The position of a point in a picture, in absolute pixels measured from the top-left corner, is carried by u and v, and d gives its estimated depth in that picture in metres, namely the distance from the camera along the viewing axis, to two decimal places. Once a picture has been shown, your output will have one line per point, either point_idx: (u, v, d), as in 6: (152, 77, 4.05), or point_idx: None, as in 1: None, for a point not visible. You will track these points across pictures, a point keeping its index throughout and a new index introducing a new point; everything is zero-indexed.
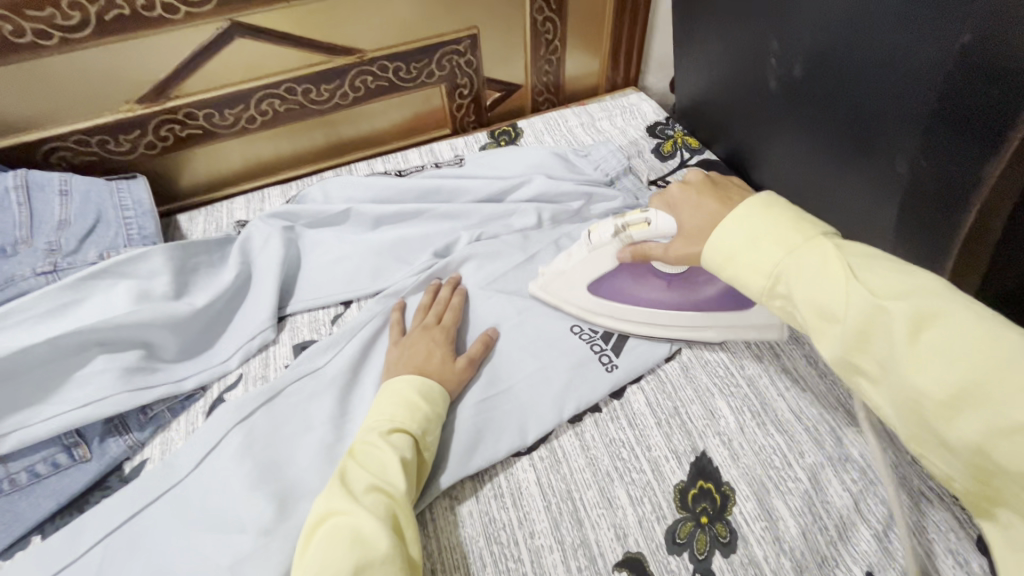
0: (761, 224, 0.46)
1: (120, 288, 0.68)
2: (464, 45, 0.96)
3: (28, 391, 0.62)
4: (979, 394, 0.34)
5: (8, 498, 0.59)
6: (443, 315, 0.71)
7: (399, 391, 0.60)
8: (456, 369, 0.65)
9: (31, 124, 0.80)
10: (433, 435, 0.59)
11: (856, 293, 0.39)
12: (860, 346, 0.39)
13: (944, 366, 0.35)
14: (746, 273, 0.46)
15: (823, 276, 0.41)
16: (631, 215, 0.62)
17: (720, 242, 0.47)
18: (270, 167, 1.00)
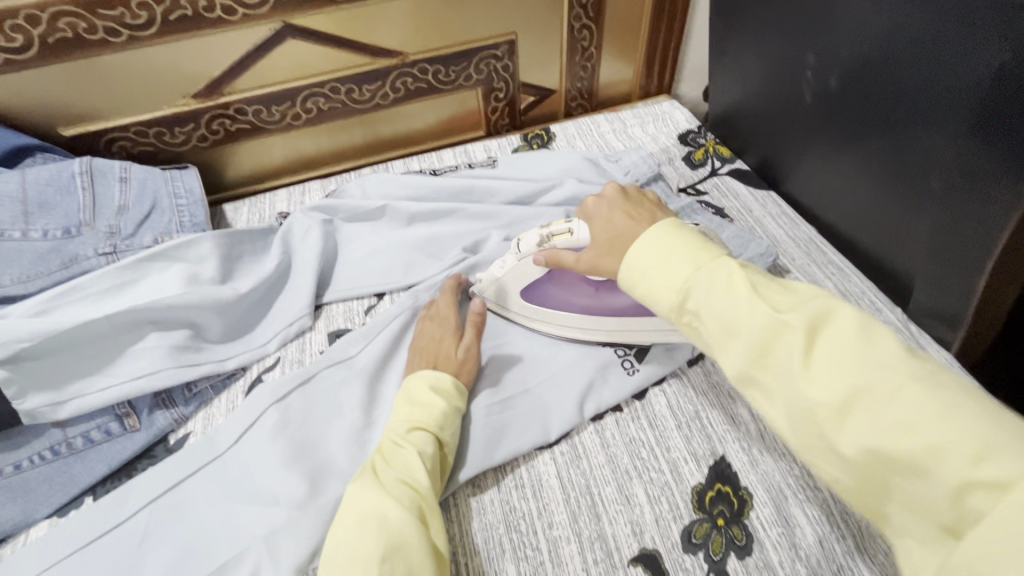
0: (667, 246, 0.49)
1: (172, 271, 0.73)
2: (502, 50, 0.99)
3: (85, 363, 0.66)
4: (860, 391, 0.37)
5: (65, 460, 0.64)
6: (441, 306, 0.74)
7: (411, 391, 0.63)
8: (464, 362, 0.68)
9: (98, 115, 0.85)
10: (452, 431, 0.61)
11: (756, 306, 0.42)
12: (752, 360, 0.42)
13: (833, 369, 0.38)
14: (656, 292, 0.48)
15: (726, 293, 0.44)
16: (556, 226, 0.66)
17: (634, 260, 0.50)
18: (311, 161, 1.04)
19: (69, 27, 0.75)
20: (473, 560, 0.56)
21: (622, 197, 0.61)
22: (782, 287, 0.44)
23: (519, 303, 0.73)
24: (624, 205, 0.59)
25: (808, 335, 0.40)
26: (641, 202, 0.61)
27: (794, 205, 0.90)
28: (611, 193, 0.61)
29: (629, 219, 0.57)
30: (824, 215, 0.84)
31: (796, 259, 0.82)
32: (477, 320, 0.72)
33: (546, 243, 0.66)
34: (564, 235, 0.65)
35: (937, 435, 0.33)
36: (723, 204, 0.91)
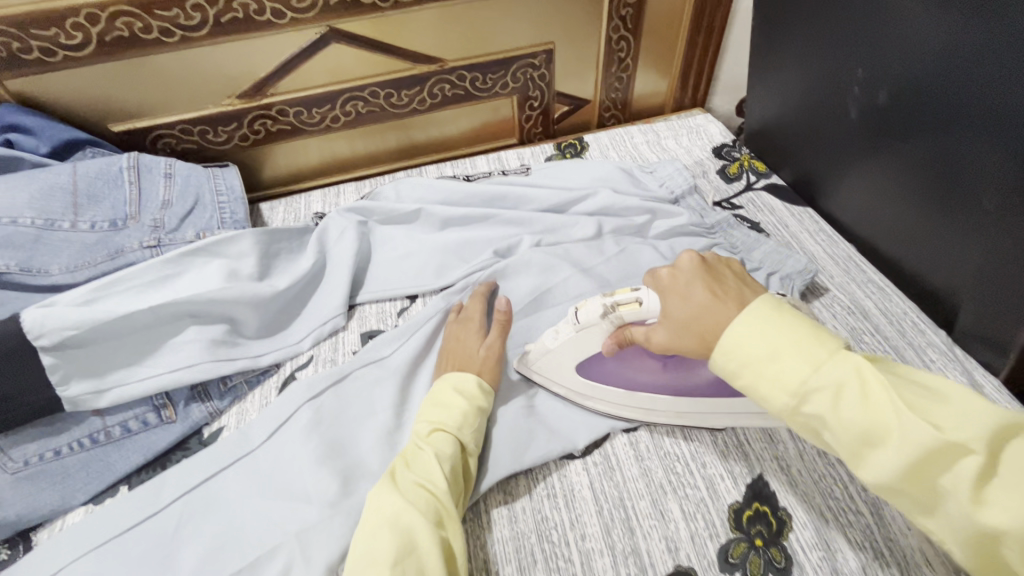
0: (768, 335, 0.44)
1: (213, 266, 0.74)
2: (539, 59, 0.99)
3: (127, 353, 0.67)
4: (993, 468, 0.37)
5: (103, 448, 0.65)
6: (470, 309, 0.74)
7: (436, 394, 0.63)
8: (489, 363, 0.68)
9: (146, 112, 0.88)
10: (472, 431, 0.60)
11: (877, 398, 0.40)
12: (869, 455, 0.40)
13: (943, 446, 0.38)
14: (768, 389, 0.43)
15: (841, 393, 0.41)
16: (621, 294, 0.58)
17: (731, 348, 0.45)
18: (346, 164, 1.05)
19: (126, 26, 0.78)
20: (505, 568, 0.56)
21: (704, 271, 0.52)
22: (911, 388, 0.41)
23: (577, 380, 0.65)
24: (706, 280, 0.51)
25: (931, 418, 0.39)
26: (723, 272, 0.52)
27: (831, 222, 0.88)
28: (689, 265, 0.53)
29: (714, 295, 0.49)
30: (865, 233, 0.82)
31: (835, 276, 0.80)
32: (501, 318, 0.72)
33: (609, 315, 0.59)
34: (632, 306, 0.57)
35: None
36: (758, 219, 0.90)
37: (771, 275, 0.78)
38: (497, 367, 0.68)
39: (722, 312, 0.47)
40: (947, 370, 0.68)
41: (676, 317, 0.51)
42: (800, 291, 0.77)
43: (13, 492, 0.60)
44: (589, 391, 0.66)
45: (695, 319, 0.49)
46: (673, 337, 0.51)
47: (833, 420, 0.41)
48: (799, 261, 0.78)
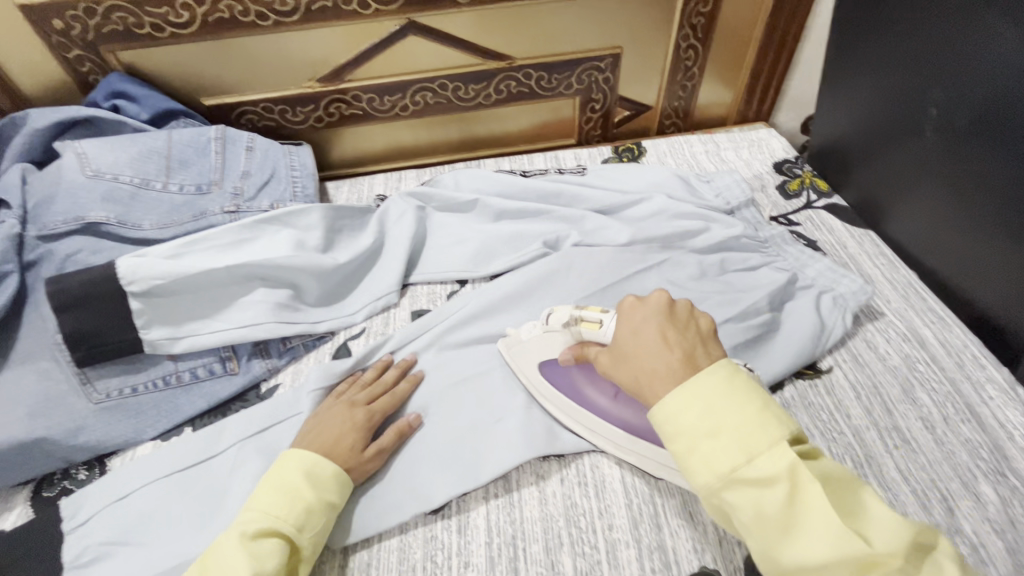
0: (710, 406, 0.44)
1: (284, 235, 0.79)
2: (606, 62, 1.01)
3: (203, 307, 0.72)
4: (897, 573, 0.38)
5: (173, 390, 0.71)
6: (376, 398, 0.67)
7: (285, 476, 0.55)
8: (362, 461, 0.60)
9: (235, 89, 0.95)
10: (312, 534, 0.53)
11: (804, 491, 0.40)
12: (787, 540, 0.40)
13: (849, 538, 0.38)
14: (696, 467, 0.43)
15: (767, 489, 0.40)
16: (589, 311, 0.58)
17: (666, 408, 0.45)
18: (409, 151, 1.10)
19: (227, 9, 0.84)
20: (532, 546, 0.58)
21: (665, 315, 0.50)
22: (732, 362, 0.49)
23: (538, 379, 0.67)
24: (663, 322, 0.50)
25: (844, 515, 0.40)
26: (687, 328, 0.49)
27: (893, 247, 0.86)
28: (656, 302, 0.51)
29: (662, 341, 0.48)
30: (929, 260, 0.80)
31: (891, 302, 0.78)
32: (405, 420, 0.65)
33: (572, 327, 0.60)
34: (593, 327, 0.57)
35: (895, 555, 0.37)
36: (815, 237, 0.88)
37: (824, 292, 0.77)
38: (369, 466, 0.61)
39: (664, 360, 0.47)
40: (1006, 409, 0.66)
41: (625, 353, 0.51)
42: (854, 312, 0.75)
43: (95, 420, 0.67)
44: (543, 393, 0.67)
45: (635, 355, 0.49)
46: (613, 365, 0.52)
47: (748, 507, 0.41)
48: (856, 282, 0.77)
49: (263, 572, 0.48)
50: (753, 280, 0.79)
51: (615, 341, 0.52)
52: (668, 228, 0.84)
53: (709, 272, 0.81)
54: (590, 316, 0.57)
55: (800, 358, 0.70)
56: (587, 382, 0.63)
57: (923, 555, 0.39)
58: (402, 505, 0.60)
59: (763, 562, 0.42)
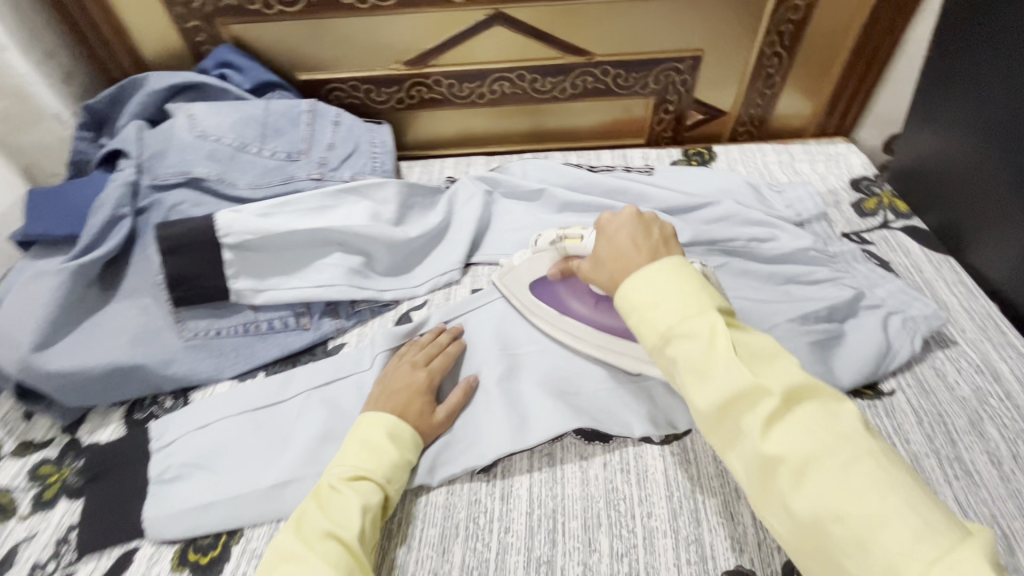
0: (660, 287, 0.47)
1: (361, 206, 0.84)
2: (686, 64, 1.01)
3: (284, 264, 0.78)
4: (822, 460, 0.38)
5: (251, 337, 0.77)
6: (433, 360, 0.70)
7: (368, 433, 0.61)
8: (435, 420, 0.65)
9: (327, 67, 1.01)
10: (397, 483, 0.59)
11: (723, 366, 0.41)
12: (727, 424, 0.41)
13: (773, 427, 0.39)
14: (644, 327, 0.46)
15: (699, 354, 0.43)
16: (572, 230, 0.66)
17: (629, 289, 0.48)
18: (480, 139, 1.13)
19: None
20: (571, 522, 0.59)
21: (638, 223, 0.54)
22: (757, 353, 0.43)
23: (527, 295, 0.74)
24: (635, 230, 0.54)
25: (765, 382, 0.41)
26: (658, 227, 0.55)
27: (975, 276, 0.82)
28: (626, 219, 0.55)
29: (635, 248, 0.52)
30: (1014, 294, 0.76)
31: (967, 331, 0.75)
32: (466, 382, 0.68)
33: (557, 242, 0.67)
34: (575, 241, 0.66)
35: (878, 503, 0.36)
36: (889, 258, 0.85)
37: (893, 314, 0.74)
38: (445, 422, 0.66)
39: (635, 260, 0.51)
40: None
41: (602, 259, 0.55)
42: (924, 336, 0.73)
43: (183, 355, 0.74)
44: (533, 309, 0.74)
45: (613, 260, 0.53)
46: (593, 270, 0.58)
47: (724, 420, 0.41)
48: (929, 306, 0.74)
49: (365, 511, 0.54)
50: (818, 293, 0.77)
51: (595, 249, 0.58)
52: (734, 234, 0.84)
53: (773, 281, 0.80)
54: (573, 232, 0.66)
55: (860, 377, 0.69)
56: (572, 296, 0.71)
57: (823, 410, 0.40)
58: (450, 467, 0.63)
59: (718, 450, 0.43)
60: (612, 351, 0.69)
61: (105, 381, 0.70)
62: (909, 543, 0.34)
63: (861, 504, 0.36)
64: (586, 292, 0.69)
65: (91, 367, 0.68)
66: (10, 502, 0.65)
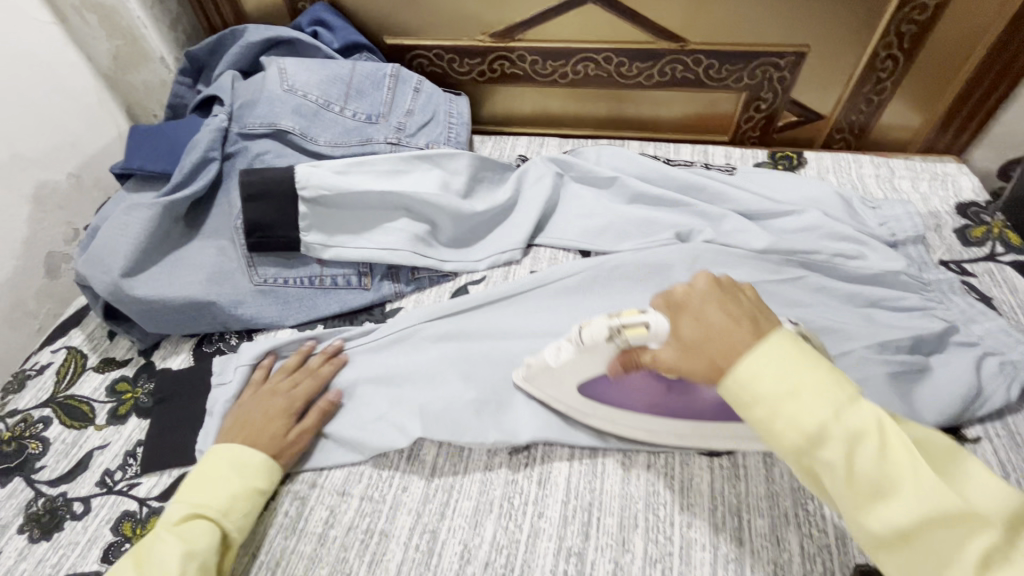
0: (784, 367, 0.40)
1: (433, 174, 0.84)
2: (787, 60, 0.94)
3: (353, 223, 0.80)
4: (1007, 543, 0.35)
5: (314, 290, 0.79)
6: (298, 384, 0.67)
7: (212, 468, 0.58)
8: (288, 446, 0.62)
9: (415, 32, 1.01)
10: (238, 520, 0.56)
11: (897, 448, 0.38)
12: (875, 504, 0.38)
13: (945, 498, 0.36)
14: (762, 413, 0.40)
15: (862, 441, 0.38)
16: (629, 315, 0.51)
17: (745, 372, 0.41)
18: (555, 120, 1.11)
19: None
20: (607, 519, 0.58)
21: (718, 293, 0.47)
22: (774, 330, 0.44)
23: (574, 399, 0.61)
24: (723, 303, 0.46)
25: (944, 477, 0.38)
26: (735, 289, 0.48)
27: None
28: (700, 283, 0.47)
29: (732, 324, 0.44)
30: None
31: None
32: (324, 406, 0.65)
33: (614, 337, 0.52)
34: (639, 330, 0.50)
35: (931, 468, 0.37)
36: (991, 294, 0.77)
37: (989, 355, 0.68)
38: (299, 446, 0.63)
39: (746, 339, 0.42)
40: None
41: (691, 337, 0.45)
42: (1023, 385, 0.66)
43: (252, 298, 0.77)
44: (582, 409, 0.62)
45: (709, 342, 0.44)
46: (682, 363, 0.46)
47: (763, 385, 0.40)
48: None
49: (194, 551, 0.52)
50: (905, 321, 0.71)
51: (677, 330, 0.47)
52: (817, 247, 0.78)
53: (853, 302, 0.74)
54: (631, 314, 0.51)
55: (937, 419, 0.64)
56: (630, 393, 0.59)
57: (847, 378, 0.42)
58: (487, 439, 0.63)
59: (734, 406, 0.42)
60: (699, 436, 0.61)
61: (180, 313, 0.74)
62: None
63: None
64: (652, 379, 0.57)
65: (170, 297, 0.72)
66: (89, 411, 0.70)
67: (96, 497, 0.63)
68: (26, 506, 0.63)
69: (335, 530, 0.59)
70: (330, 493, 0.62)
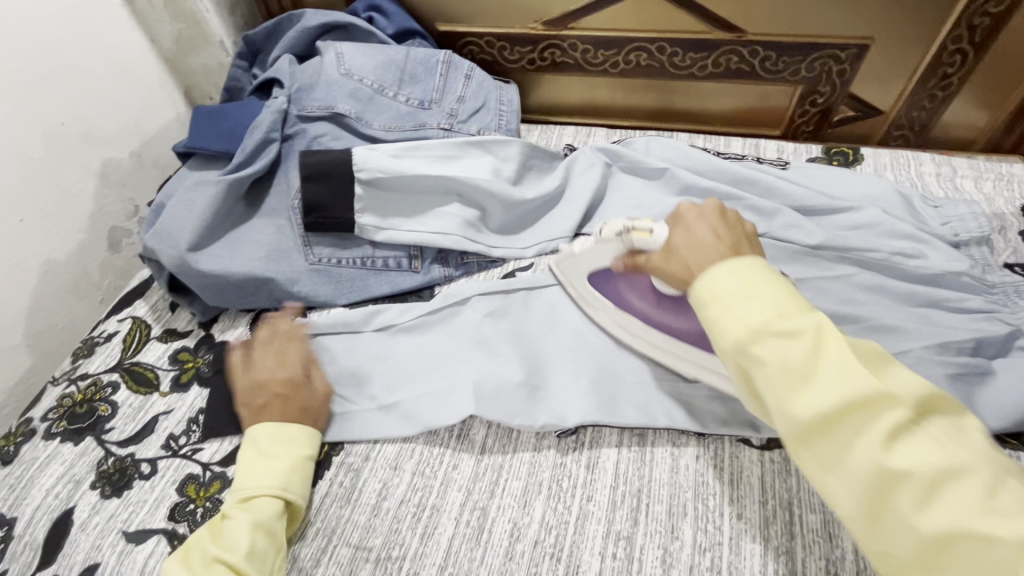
0: (749, 284, 0.43)
1: (484, 160, 0.85)
2: (849, 52, 0.91)
3: (406, 207, 0.81)
4: (910, 426, 0.36)
5: (366, 271, 0.81)
6: (286, 358, 0.67)
7: (259, 451, 0.59)
8: (314, 410, 0.64)
9: (467, 20, 1.02)
10: (298, 489, 0.58)
11: (829, 346, 0.39)
12: (800, 392, 0.39)
13: (862, 384, 0.37)
14: (729, 322, 0.42)
15: (795, 339, 0.40)
16: (640, 221, 0.58)
17: (710, 279, 0.45)
18: (603, 111, 1.10)
19: None
20: (655, 505, 0.59)
21: (718, 218, 0.50)
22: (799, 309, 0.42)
23: (586, 286, 0.71)
24: (716, 221, 0.50)
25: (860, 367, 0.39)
26: (737, 220, 0.51)
27: None
28: (705, 208, 0.51)
29: (714, 240, 0.48)
30: None
31: None
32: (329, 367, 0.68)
33: (622, 236, 0.60)
34: (643, 235, 0.58)
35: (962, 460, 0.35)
36: None
37: None
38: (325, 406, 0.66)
39: (717, 252, 0.47)
40: None
41: (676, 245, 0.51)
42: None
43: (307, 276, 0.79)
44: (593, 299, 0.72)
45: (686, 250, 0.49)
46: (666, 263, 0.53)
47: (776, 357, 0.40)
48: None
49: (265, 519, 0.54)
50: (968, 323, 0.69)
51: (670, 241, 0.53)
52: (875, 244, 0.76)
53: (912, 302, 0.72)
54: (642, 226, 0.58)
55: (999, 424, 0.62)
56: (634, 294, 0.67)
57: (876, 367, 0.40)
58: (536, 421, 0.64)
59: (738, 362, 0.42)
60: (672, 352, 0.66)
61: (240, 288, 0.76)
62: (984, 501, 0.33)
63: (952, 468, 0.35)
64: (649, 286, 0.65)
65: (232, 272, 0.75)
66: (154, 377, 0.74)
67: (162, 460, 0.66)
68: (96, 464, 0.66)
69: (388, 502, 0.61)
70: (382, 467, 0.64)
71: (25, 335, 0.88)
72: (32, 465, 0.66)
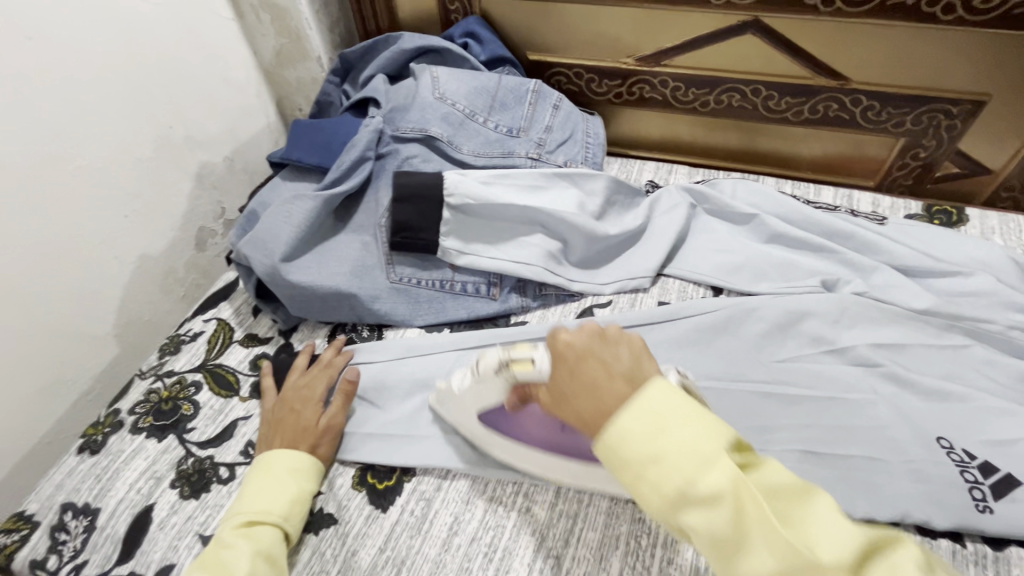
0: (651, 426, 0.37)
1: (570, 193, 0.84)
2: (962, 108, 0.87)
3: (489, 233, 0.81)
4: None
5: (445, 294, 0.81)
6: (316, 376, 0.70)
7: (269, 476, 0.59)
8: (325, 431, 0.65)
9: (559, 51, 1.03)
10: (298, 519, 0.58)
11: None
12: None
13: (797, 554, 0.32)
14: (642, 485, 0.37)
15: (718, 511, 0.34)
16: (517, 351, 0.51)
17: (614, 433, 0.38)
18: (684, 148, 1.08)
19: None
20: None
21: (599, 337, 0.44)
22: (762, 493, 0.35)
23: (476, 426, 0.62)
24: (600, 346, 0.43)
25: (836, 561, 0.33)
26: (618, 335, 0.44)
27: None
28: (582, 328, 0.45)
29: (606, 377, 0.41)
30: None
31: None
32: (346, 388, 0.68)
33: (502, 372, 0.52)
34: (525, 364, 0.50)
35: None
36: None
37: None
38: (337, 437, 0.66)
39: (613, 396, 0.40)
40: None
41: (565, 395, 0.43)
42: None
43: (388, 294, 0.80)
44: (487, 440, 0.63)
45: (580, 393, 0.42)
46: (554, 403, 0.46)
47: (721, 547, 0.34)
48: None
49: (263, 551, 0.53)
50: None
51: (554, 374, 0.45)
52: (988, 315, 0.71)
53: None
54: (522, 350, 0.51)
55: None
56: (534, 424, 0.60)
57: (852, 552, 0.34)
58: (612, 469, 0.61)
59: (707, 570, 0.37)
60: (593, 479, 0.59)
61: (324, 301, 0.78)
62: None
63: None
64: (547, 417, 0.59)
65: (318, 285, 0.76)
66: (235, 381, 0.75)
67: (239, 467, 0.66)
68: (176, 463, 0.67)
69: (459, 538, 0.60)
70: (454, 500, 0.63)
71: (114, 326, 0.92)
72: (118, 458, 0.69)
